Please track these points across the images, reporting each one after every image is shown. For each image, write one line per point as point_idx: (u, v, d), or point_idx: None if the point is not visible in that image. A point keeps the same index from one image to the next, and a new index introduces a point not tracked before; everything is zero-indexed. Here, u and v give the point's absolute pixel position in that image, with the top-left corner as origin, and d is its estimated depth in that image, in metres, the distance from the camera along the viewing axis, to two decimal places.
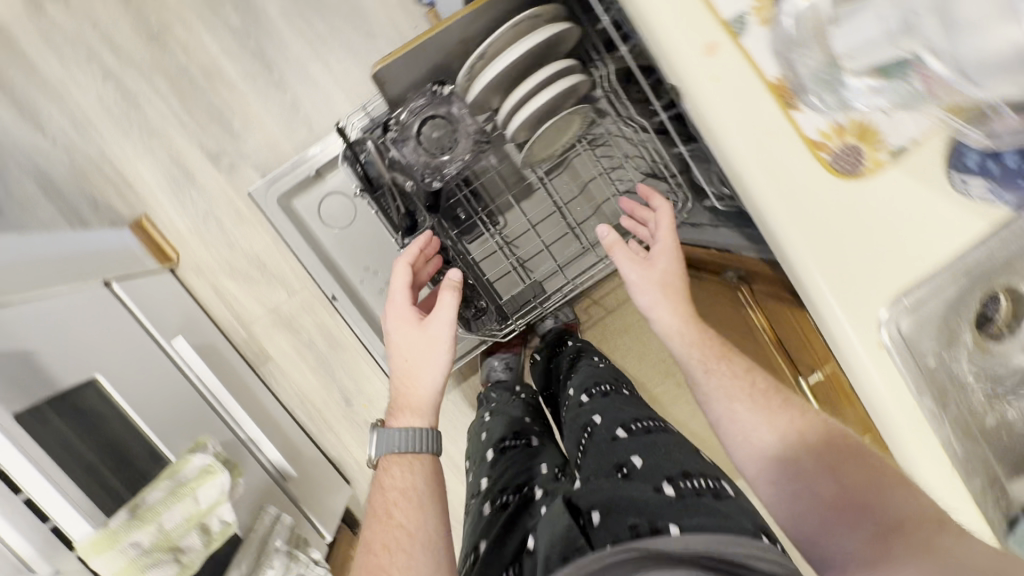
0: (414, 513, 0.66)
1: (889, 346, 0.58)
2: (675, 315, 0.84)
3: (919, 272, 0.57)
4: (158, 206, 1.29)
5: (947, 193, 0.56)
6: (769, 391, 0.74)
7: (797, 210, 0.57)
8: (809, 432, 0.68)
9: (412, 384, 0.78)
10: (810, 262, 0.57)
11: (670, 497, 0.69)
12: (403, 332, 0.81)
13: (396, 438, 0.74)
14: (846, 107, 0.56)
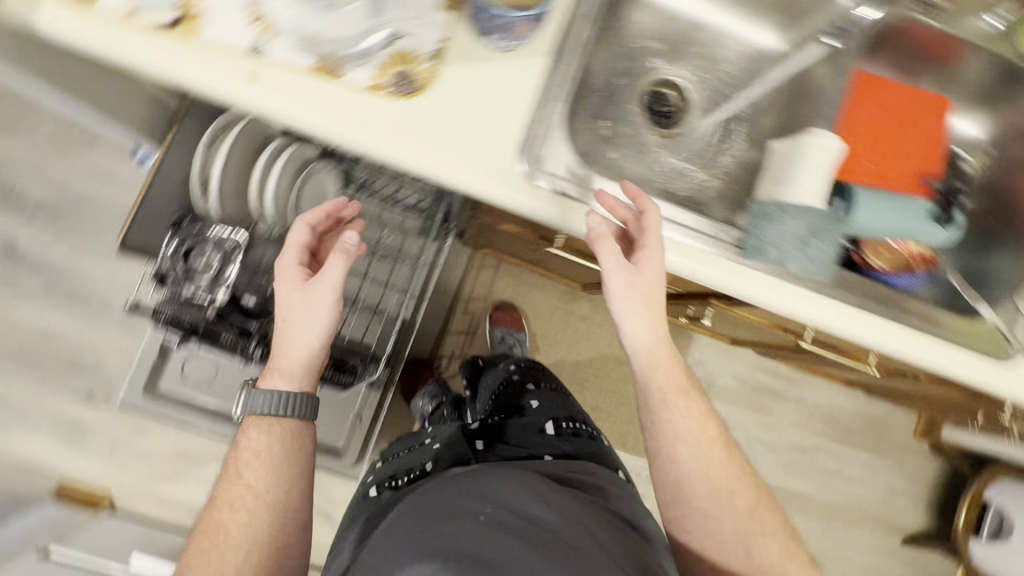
0: (264, 475, 0.70)
1: (537, 183, 0.71)
2: (647, 329, 0.73)
3: (514, 121, 0.70)
4: (71, 466, 1.35)
5: (489, 57, 0.69)
6: (716, 436, 0.76)
7: (405, 138, 0.67)
8: (741, 493, 0.75)
9: (288, 344, 0.73)
10: (445, 165, 0.67)
11: (550, 433, 1.05)
12: (282, 285, 0.74)
13: (266, 402, 0.72)
14: (383, 46, 0.67)
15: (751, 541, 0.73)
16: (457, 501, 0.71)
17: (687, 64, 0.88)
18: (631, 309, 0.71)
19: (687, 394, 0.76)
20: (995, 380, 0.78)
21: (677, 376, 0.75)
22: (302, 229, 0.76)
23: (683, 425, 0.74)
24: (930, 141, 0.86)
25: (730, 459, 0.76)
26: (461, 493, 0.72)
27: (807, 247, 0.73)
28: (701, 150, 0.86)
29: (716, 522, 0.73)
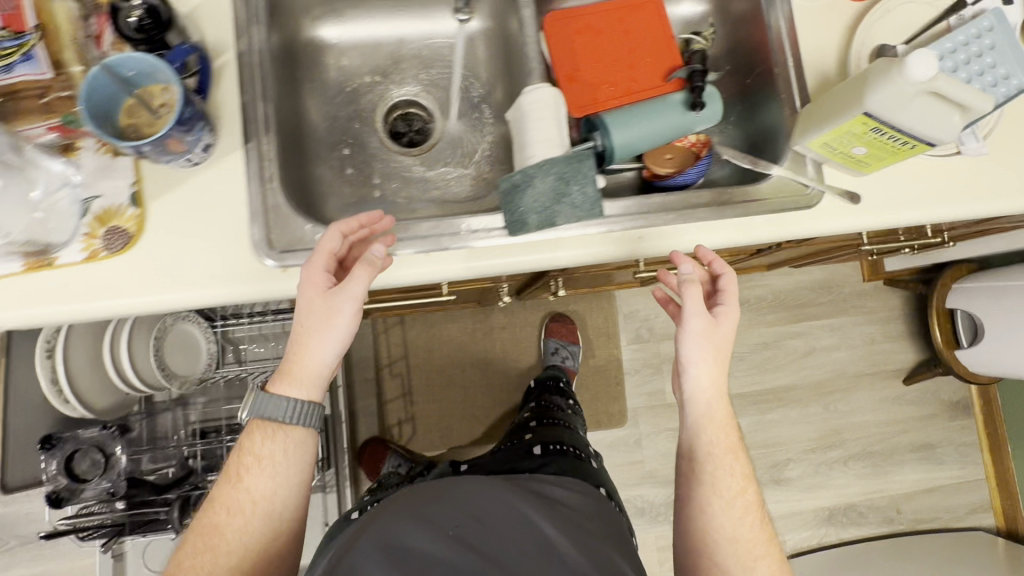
0: (266, 482, 0.66)
1: (285, 265, 0.70)
2: (709, 388, 0.72)
3: (238, 222, 0.70)
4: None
5: (186, 176, 0.70)
6: (751, 501, 0.73)
7: (141, 287, 0.68)
8: (761, 557, 0.71)
9: (303, 349, 0.67)
10: (189, 293, 0.68)
11: (534, 454, 1.01)
12: (302, 291, 0.67)
13: (274, 406, 0.67)
14: (81, 215, 0.67)
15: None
16: (437, 512, 0.68)
17: (408, 79, 0.89)
18: (689, 361, 0.71)
19: (738, 456, 0.74)
20: (806, 229, 0.78)
21: (732, 427, 0.74)
22: (335, 239, 0.68)
23: (719, 485, 0.72)
24: (658, 38, 0.86)
25: (763, 538, 0.72)
26: (437, 507, 0.69)
27: (566, 196, 0.73)
28: (455, 151, 0.88)
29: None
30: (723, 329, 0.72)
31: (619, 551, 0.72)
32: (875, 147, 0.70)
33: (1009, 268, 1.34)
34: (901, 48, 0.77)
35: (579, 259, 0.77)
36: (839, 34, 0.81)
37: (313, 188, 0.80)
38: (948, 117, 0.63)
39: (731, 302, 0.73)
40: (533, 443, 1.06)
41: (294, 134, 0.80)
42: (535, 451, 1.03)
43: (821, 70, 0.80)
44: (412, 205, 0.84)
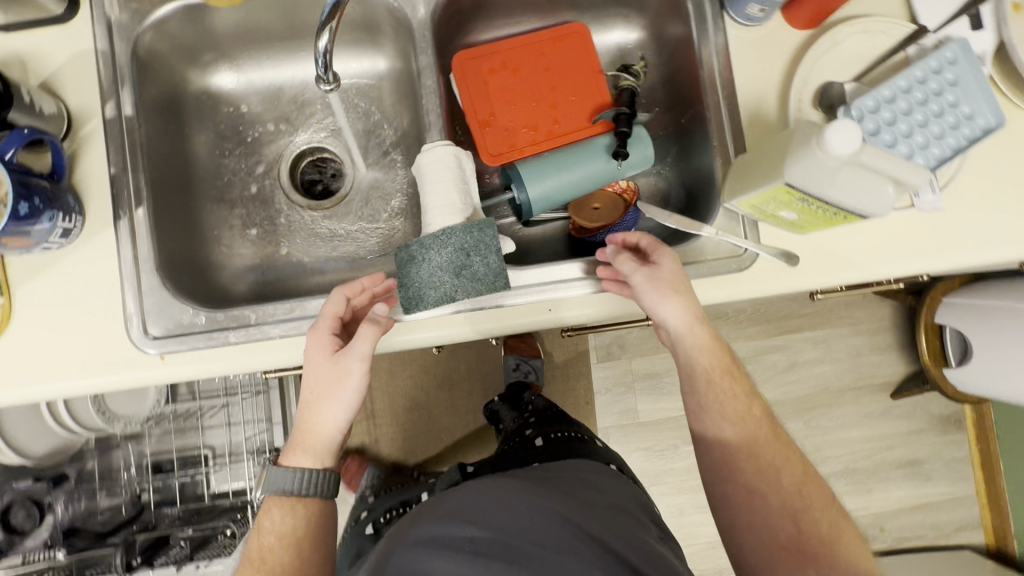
0: (286, 555, 0.59)
1: (164, 351, 0.65)
2: (689, 313, 0.64)
3: (112, 302, 0.65)
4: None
5: (55, 257, 0.65)
6: (764, 422, 0.65)
7: (8, 379, 0.64)
8: (787, 466, 0.64)
9: (311, 419, 0.61)
10: (58, 383, 0.64)
11: (540, 446, 1.00)
12: (308, 357, 0.61)
13: (284, 481, 0.60)
14: None
15: (801, 515, 0.61)
16: (442, 521, 0.65)
17: (314, 124, 0.82)
18: (655, 303, 0.64)
19: (743, 381, 0.66)
20: (743, 292, 0.70)
21: (723, 352, 0.65)
22: (339, 300, 0.63)
23: (728, 427, 0.64)
24: (583, 73, 0.78)
25: (786, 456, 0.64)
26: (442, 515, 0.67)
27: (467, 268, 0.66)
28: (367, 203, 0.81)
29: (766, 513, 0.61)
30: (674, 263, 0.65)
31: (634, 522, 0.71)
32: (807, 213, 0.62)
33: (997, 282, 1.25)
34: (848, 85, 0.68)
35: (498, 332, 0.70)
36: (780, 70, 0.72)
37: (207, 254, 0.75)
38: (881, 190, 0.55)
39: (659, 245, 0.67)
40: (536, 436, 1.05)
41: (183, 198, 0.74)
42: (540, 442, 1.02)
43: (759, 112, 0.71)
44: (320, 266, 0.78)
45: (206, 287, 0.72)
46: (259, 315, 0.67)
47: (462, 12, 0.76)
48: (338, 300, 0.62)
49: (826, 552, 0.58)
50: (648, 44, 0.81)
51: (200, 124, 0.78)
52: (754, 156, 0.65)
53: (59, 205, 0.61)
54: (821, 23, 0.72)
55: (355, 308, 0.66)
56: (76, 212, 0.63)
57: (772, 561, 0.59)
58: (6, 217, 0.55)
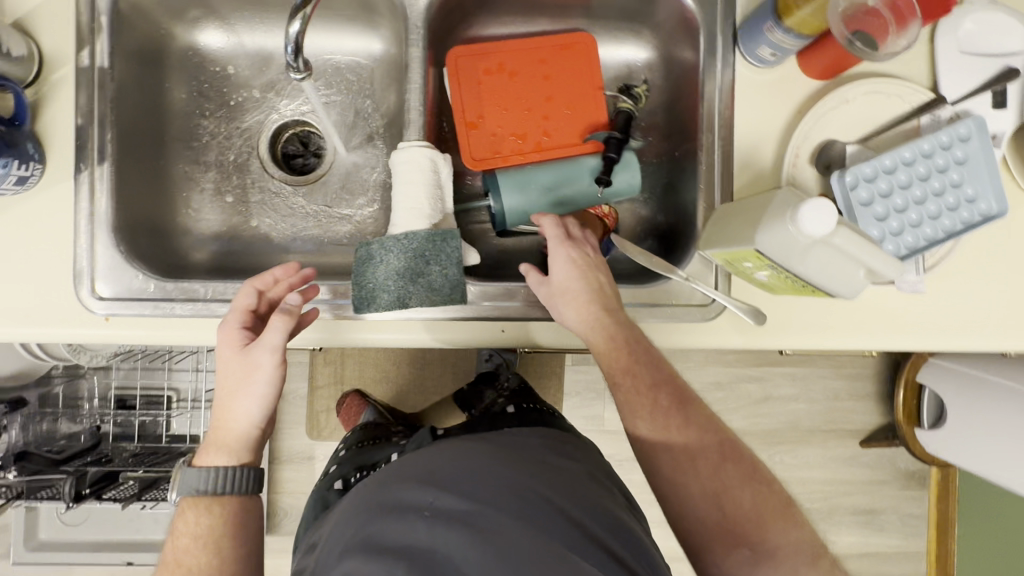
0: (204, 556, 0.54)
1: (110, 313, 0.65)
2: (583, 324, 0.62)
3: (65, 255, 0.64)
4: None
5: (14, 200, 0.64)
6: (673, 410, 0.62)
7: None
8: (705, 454, 0.60)
9: (224, 415, 0.58)
10: (0, 327, 0.63)
11: (513, 412, 0.88)
12: (219, 352, 0.59)
13: (198, 479, 0.57)
14: None
15: (727, 497, 0.59)
16: (395, 492, 0.56)
17: (300, 97, 0.80)
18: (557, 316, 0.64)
19: (653, 365, 0.62)
20: (705, 340, 0.68)
21: (626, 346, 0.61)
22: (250, 293, 0.60)
23: (642, 428, 0.62)
24: (582, 87, 0.74)
25: (702, 441, 0.61)
26: (399, 483, 0.57)
27: (421, 276, 0.64)
28: (343, 185, 0.79)
29: (694, 503, 0.59)
30: (571, 274, 0.63)
31: (596, 482, 0.62)
32: (778, 278, 0.59)
33: (992, 357, 1.20)
34: (850, 147, 0.64)
35: (450, 343, 0.68)
36: (782, 120, 0.68)
37: (174, 215, 0.73)
38: (852, 272, 0.53)
39: (556, 248, 0.64)
40: (509, 403, 0.93)
41: (154, 154, 0.72)
42: (513, 409, 0.90)
43: (751, 161, 0.68)
44: (287, 244, 0.77)
45: (165, 251, 0.71)
46: (212, 293, 0.66)
47: (464, 4, 0.72)
48: (246, 295, 0.60)
49: (755, 532, 0.58)
50: (656, 66, 0.77)
51: (183, 80, 0.76)
52: (732, 210, 0.62)
53: (16, 153, 0.60)
54: (835, 76, 0.68)
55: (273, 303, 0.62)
56: (35, 160, 0.62)
57: (704, 545, 0.58)
58: None
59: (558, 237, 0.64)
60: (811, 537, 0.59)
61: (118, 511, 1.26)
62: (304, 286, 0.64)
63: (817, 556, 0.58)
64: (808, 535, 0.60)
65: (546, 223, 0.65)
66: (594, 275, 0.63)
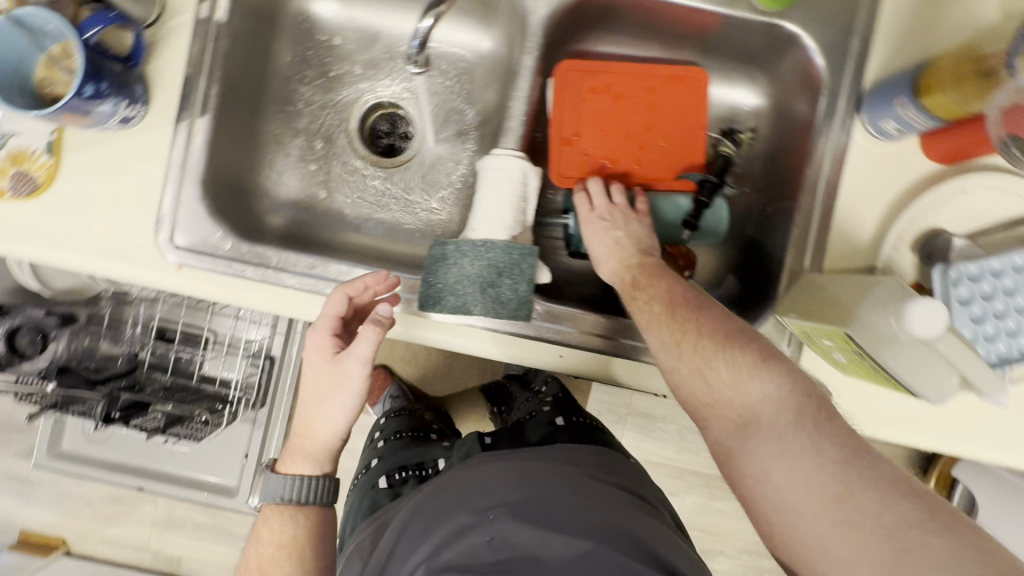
0: (290, 566, 0.64)
1: (184, 263, 0.65)
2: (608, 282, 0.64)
3: (155, 197, 0.65)
4: (26, 518, 1.42)
5: (116, 137, 0.65)
6: (664, 310, 0.56)
7: (32, 236, 0.64)
8: (685, 336, 0.53)
9: (314, 421, 0.64)
10: (79, 258, 0.64)
11: (559, 423, 0.84)
12: (310, 359, 0.63)
13: (282, 488, 0.65)
14: None
15: (705, 368, 0.51)
16: (453, 516, 0.58)
17: (399, 79, 0.80)
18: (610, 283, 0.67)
19: (651, 282, 0.59)
20: None
21: (628, 280, 0.61)
22: (339, 301, 0.62)
23: (648, 332, 0.56)
24: (685, 121, 0.72)
25: (683, 327, 0.54)
26: (444, 508, 0.60)
27: (493, 289, 0.64)
28: (425, 176, 0.79)
29: (679, 382, 0.53)
30: (593, 247, 0.66)
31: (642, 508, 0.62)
32: (857, 364, 0.57)
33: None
34: (958, 241, 0.61)
35: (511, 356, 0.67)
36: (889, 196, 0.65)
37: (257, 176, 0.74)
38: (943, 379, 0.51)
39: (581, 223, 0.67)
40: (554, 408, 0.89)
41: (250, 113, 0.73)
42: (559, 419, 0.85)
43: (847, 234, 0.65)
44: (358, 223, 0.77)
45: (244, 210, 0.71)
46: (283, 262, 0.66)
47: (583, 17, 0.70)
48: (335, 303, 0.62)
49: (736, 396, 0.49)
50: (764, 114, 0.75)
51: (291, 44, 0.76)
52: (822, 282, 0.59)
53: (126, 93, 0.60)
54: (956, 163, 0.64)
55: (358, 306, 0.64)
56: (141, 102, 0.63)
57: (703, 421, 0.52)
58: (71, 94, 0.54)
59: (583, 212, 0.67)
60: (808, 388, 0.48)
61: (140, 437, 1.30)
62: (389, 293, 0.65)
63: (805, 413, 0.47)
64: (799, 386, 0.49)
65: (576, 199, 0.68)
66: (610, 237, 0.65)
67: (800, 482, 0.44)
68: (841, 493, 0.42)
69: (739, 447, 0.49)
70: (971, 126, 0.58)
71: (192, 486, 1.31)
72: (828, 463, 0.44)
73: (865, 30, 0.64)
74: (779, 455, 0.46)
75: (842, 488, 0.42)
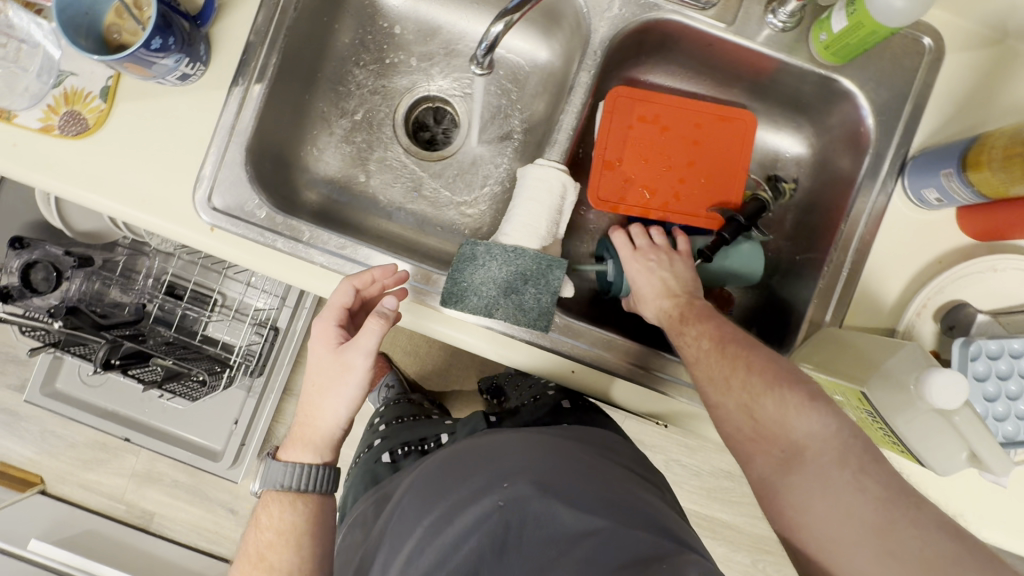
0: (287, 554, 0.65)
1: (217, 224, 0.65)
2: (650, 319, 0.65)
3: (201, 156, 0.66)
4: (7, 451, 1.42)
5: (171, 92, 0.66)
6: (714, 350, 0.56)
7: (73, 176, 0.64)
8: (735, 374, 0.53)
9: (314, 410, 0.65)
10: (115, 204, 0.65)
11: (567, 407, 0.85)
12: (314, 350, 0.64)
13: (282, 476, 0.66)
14: (52, 86, 0.64)
15: (754, 407, 0.52)
16: (463, 484, 0.61)
17: (453, 75, 0.81)
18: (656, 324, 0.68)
19: (699, 320, 0.59)
20: None
21: (676, 315, 0.61)
22: (345, 292, 0.63)
23: (697, 369, 0.57)
24: (727, 160, 0.73)
25: (733, 366, 0.54)
26: (459, 476, 0.63)
27: (515, 294, 0.64)
28: (462, 173, 0.80)
29: (724, 416, 0.54)
30: (635, 286, 0.66)
31: (642, 485, 0.63)
32: (867, 425, 0.57)
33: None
34: (981, 317, 0.61)
35: (534, 369, 0.68)
36: (919, 262, 0.65)
37: (300, 151, 0.75)
38: (953, 451, 0.50)
39: (623, 261, 0.68)
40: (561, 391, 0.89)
41: (303, 87, 0.73)
42: (567, 403, 0.86)
43: (873, 294, 0.65)
44: (390, 210, 0.78)
45: (283, 181, 0.72)
46: (315, 238, 0.66)
47: (643, 45, 0.71)
48: (340, 296, 0.63)
49: (785, 434, 0.50)
50: (807, 164, 0.76)
51: (352, 26, 0.77)
52: (840, 338, 0.60)
53: (189, 51, 0.61)
54: (991, 241, 0.64)
55: (365, 298, 0.65)
56: (201, 62, 0.64)
57: (742, 452, 0.53)
58: (138, 44, 0.55)
59: (625, 249, 0.67)
60: (851, 427, 0.50)
61: (135, 388, 1.31)
62: (397, 287, 0.65)
63: (850, 454, 0.48)
64: (844, 424, 0.50)
65: (616, 237, 0.68)
66: (656, 277, 0.65)
67: (845, 518, 0.47)
68: (883, 530, 0.46)
69: (782, 482, 0.50)
70: (1011, 206, 0.58)
71: (177, 444, 1.31)
72: (873, 503, 0.46)
73: (919, 97, 0.65)
74: (824, 491, 0.48)
75: (884, 525, 0.46)
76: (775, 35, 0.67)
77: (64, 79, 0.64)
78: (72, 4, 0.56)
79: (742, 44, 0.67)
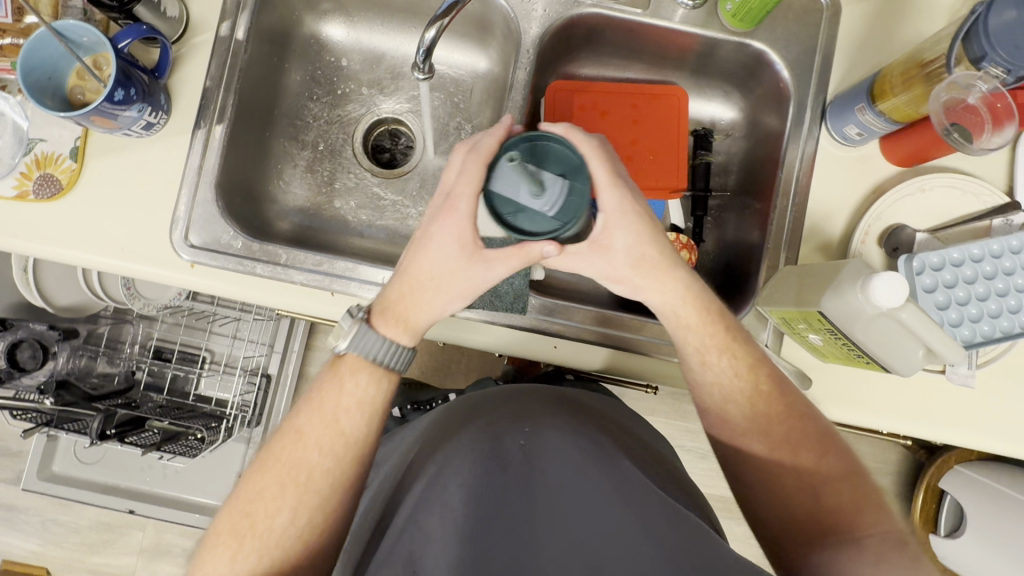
0: (363, 422, 0.56)
1: (196, 260, 0.68)
2: (652, 300, 0.60)
3: (175, 198, 0.69)
4: (10, 548, 1.39)
5: (139, 143, 0.69)
6: (775, 404, 0.58)
7: (52, 235, 0.67)
8: (801, 445, 0.57)
9: (412, 305, 0.57)
10: (97, 256, 0.67)
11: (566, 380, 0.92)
12: (438, 245, 0.55)
13: (372, 349, 0.57)
14: (22, 154, 0.67)
15: (820, 485, 0.56)
16: (494, 423, 0.61)
17: (401, 96, 0.86)
18: (632, 288, 0.60)
19: (749, 352, 0.60)
20: None
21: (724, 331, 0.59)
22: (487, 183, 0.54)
23: (741, 423, 0.59)
24: (668, 133, 0.78)
25: (800, 434, 0.58)
26: (480, 420, 0.63)
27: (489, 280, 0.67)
28: (424, 185, 0.84)
29: (785, 491, 0.57)
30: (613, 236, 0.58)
31: (627, 435, 0.67)
32: (832, 344, 0.61)
33: (1007, 462, 1.09)
34: (920, 235, 0.66)
35: (524, 350, 0.71)
36: (855, 198, 0.70)
37: (267, 185, 0.79)
38: (911, 350, 0.55)
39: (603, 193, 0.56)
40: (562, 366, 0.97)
41: (262, 127, 0.78)
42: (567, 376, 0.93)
43: (819, 233, 0.70)
44: (361, 229, 0.81)
45: (254, 213, 0.75)
46: (291, 258, 0.69)
47: (571, 41, 0.77)
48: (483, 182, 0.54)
49: (846, 521, 0.54)
50: (740, 127, 0.82)
51: (301, 64, 0.82)
52: (795, 272, 0.64)
53: (151, 101, 0.65)
54: (915, 166, 0.70)
55: None
56: (163, 110, 0.68)
57: (793, 528, 0.56)
58: (101, 97, 0.59)
59: (606, 179, 0.56)
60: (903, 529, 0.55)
61: (134, 457, 1.30)
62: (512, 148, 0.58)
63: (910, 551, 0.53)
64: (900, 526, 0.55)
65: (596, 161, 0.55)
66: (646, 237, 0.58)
67: None
68: None
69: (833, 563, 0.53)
70: (924, 129, 0.63)
71: (182, 509, 1.30)
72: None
73: (826, 48, 0.71)
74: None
75: None
76: (688, 13, 0.72)
77: (34, 146, 0.67)
78: (34, 69, 0.60)
79: (660, 25, 0.73)
